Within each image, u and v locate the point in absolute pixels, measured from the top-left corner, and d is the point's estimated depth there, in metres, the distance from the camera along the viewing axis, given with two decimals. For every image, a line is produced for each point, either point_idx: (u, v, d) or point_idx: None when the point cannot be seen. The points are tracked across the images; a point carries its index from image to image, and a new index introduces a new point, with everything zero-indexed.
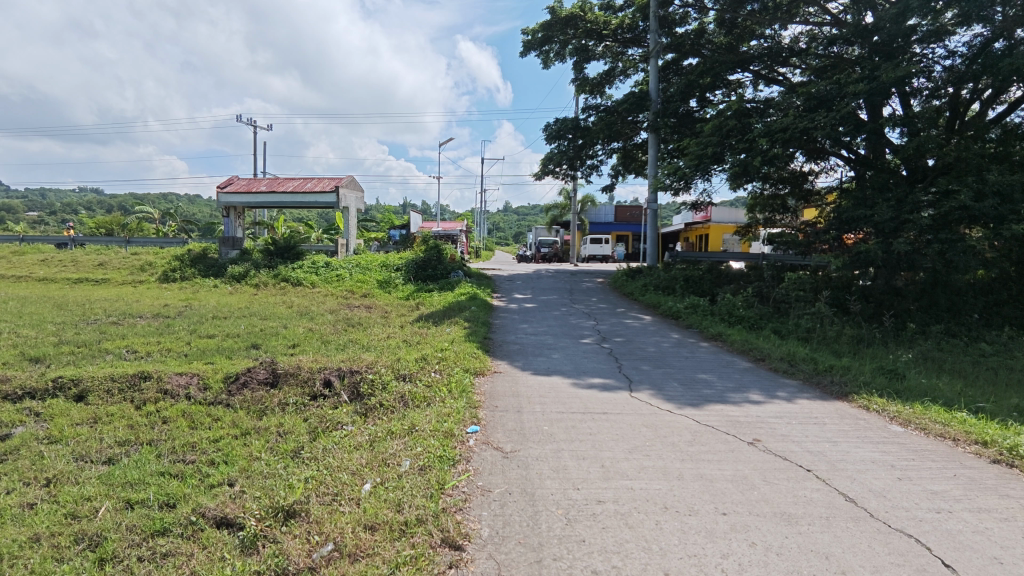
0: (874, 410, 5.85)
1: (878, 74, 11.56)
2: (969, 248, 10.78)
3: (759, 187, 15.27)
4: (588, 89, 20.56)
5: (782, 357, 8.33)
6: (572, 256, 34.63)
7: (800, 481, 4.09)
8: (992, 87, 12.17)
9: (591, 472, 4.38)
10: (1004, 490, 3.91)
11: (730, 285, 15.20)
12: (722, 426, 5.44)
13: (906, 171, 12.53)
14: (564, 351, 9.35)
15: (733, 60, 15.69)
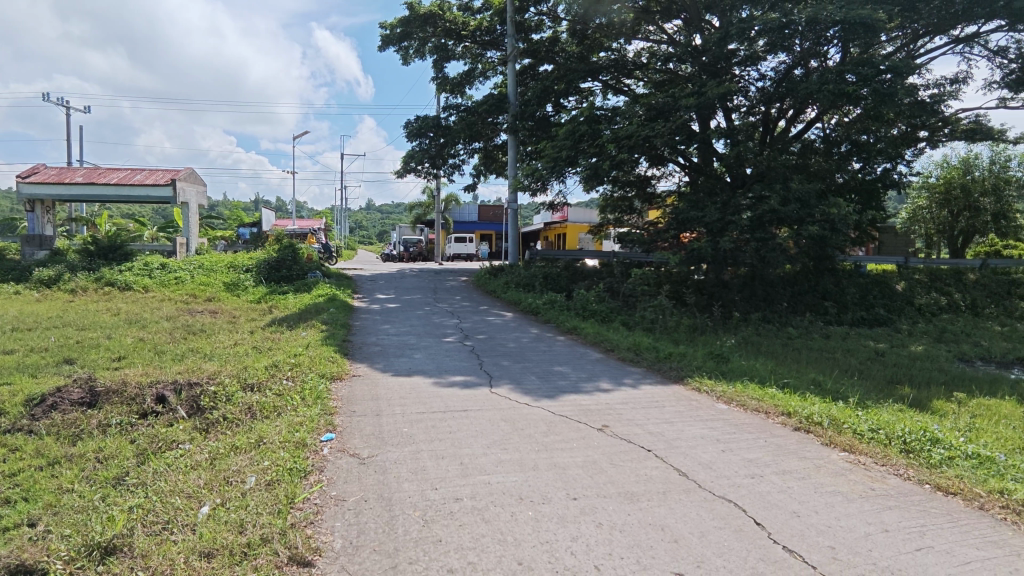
0: (703, 391, 6.54)
1: (706, 90, 12.89)
2: (779, 246, 12.45)
3: (609, 189, 16.37)
4: (448, 89, 20.58)
5: (629, 347, 9.01)
6: (437, 255, 34.48)
7: (642, 461, 4.44)
8: (794, 107, 14.16)
9: (450, 471, 4.38)
10: (802, 452, 4.57)
11: (584, 282, 16.12)
12: (575, 415, 5.74)
13: (729, 178, 14.17)
14: (426, 351, 9.27)
15: (583, 69, 16.57)
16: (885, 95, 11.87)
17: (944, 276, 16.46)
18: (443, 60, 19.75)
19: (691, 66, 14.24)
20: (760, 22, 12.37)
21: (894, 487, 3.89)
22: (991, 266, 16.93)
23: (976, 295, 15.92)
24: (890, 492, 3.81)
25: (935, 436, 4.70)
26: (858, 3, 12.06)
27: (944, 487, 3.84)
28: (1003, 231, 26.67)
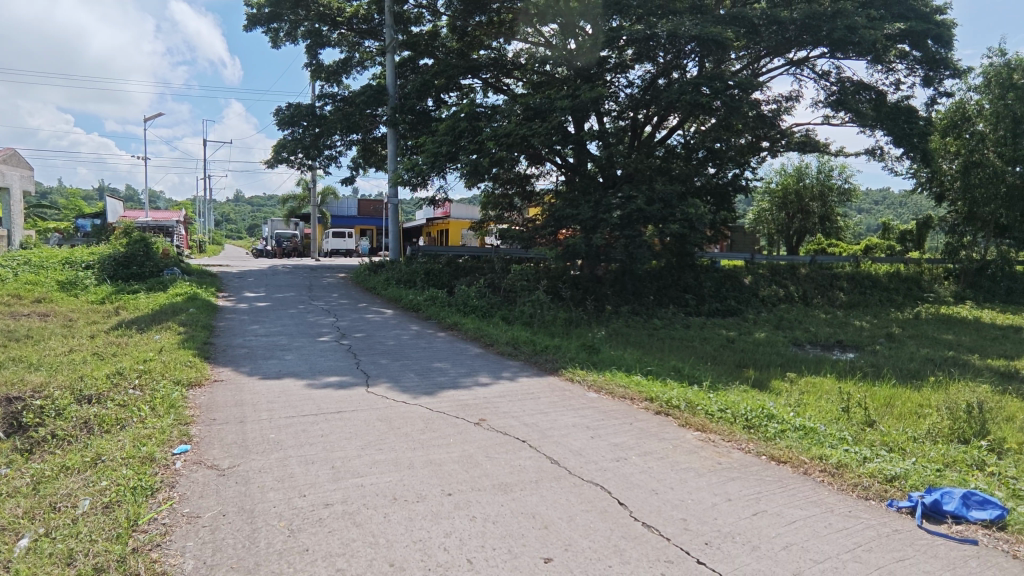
0: (576, 381, 6.86)
1: (579, 94, 13.46)
2: (645, 242, 13.34)
3: (490, 186, 16.58)
4: (323, 76, 19.61)
5: (508, 341, 9.19)
6: (314, 251, 32.80)
7: (516, 452, 4.55)
8: (658, 115, 15.22)
9: (320, 476, 4.18)
10: (661, 434, 4.94)
11: (466, 277, 16.19)
12: (452, 410, 5.74)
13: (602, 178, 14.92)
14: (298, 351, 8.78)
15: (463, 66, 16.57)
16: (733, 107, 13.14)
17: (782, 270, 18.58)
18: (316, 47, 18.57)
19: (565, 70, 14.79)
20: (628, 32, 13.15)
21: (736, 460, 4.33)
22: (818, 262, 19.41)
23: (807, 287, 18.18)
24: (733, 465, 4.24)
25: (771, 413, 5.30)
26: (711, 22, 13.23)
27: (777, 456, 4.34)
28: (827, 231, 30.80)
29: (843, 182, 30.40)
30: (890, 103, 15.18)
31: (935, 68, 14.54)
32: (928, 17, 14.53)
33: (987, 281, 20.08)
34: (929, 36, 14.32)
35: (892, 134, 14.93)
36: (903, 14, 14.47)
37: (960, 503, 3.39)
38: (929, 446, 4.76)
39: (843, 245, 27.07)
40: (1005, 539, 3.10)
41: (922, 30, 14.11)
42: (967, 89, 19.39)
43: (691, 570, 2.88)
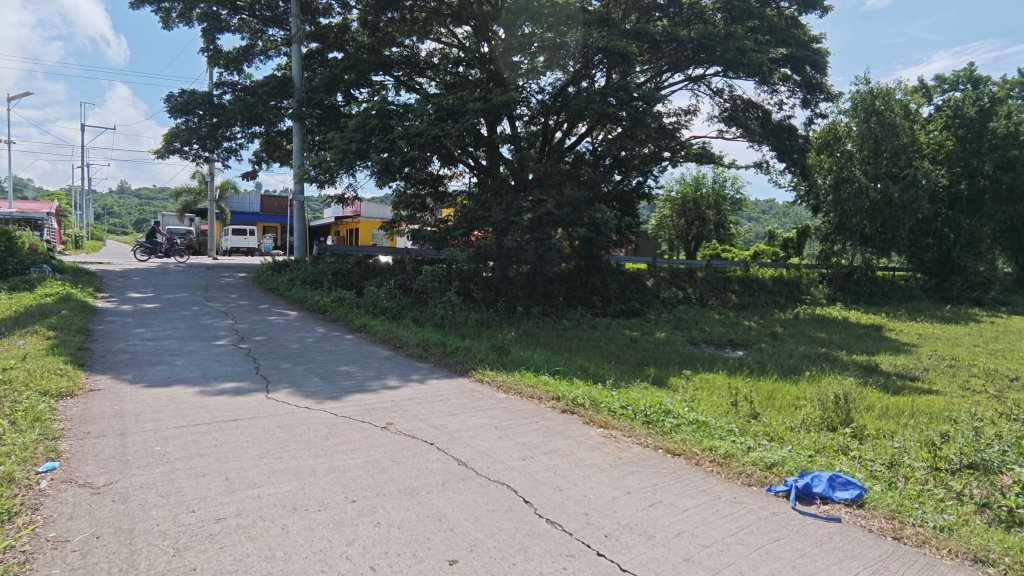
0: (485, 382, 6.90)
1: (491, 97, 13.58)
2: (554, 245, 13.68)
3: (402, 185, 16.32)
4: (221, 63, 18.40)
5: (418, 343, 9.08)
6: (211, 249, 30.74)
7: (423, 455, 4.50)
8: (568, 122, 15.67)
9: (212, 489, 3.92)
10: (567, 432, 5.09)
11: (376, 278, 15.80)
12: (358, 415, 5.59)
13: (514, 181, 15.13)
14: (190, 356, 8.18)
15: (374, 62, 16.18)
16: (637, 118, 13.79)
17: (682, 274, 19.69)
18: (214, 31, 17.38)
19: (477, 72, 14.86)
20: (539, 39, 13.47)
21: (636, 455, 4.55)
22: (713, 266, 20.78)
23: (703, 289, 19.39)
24: (633, 459, 4.44)
25: (668, 408, 5.62)
26: (617, 36, 13.80)
27: (672, 449, 4.60)
28: (721, 238, 33.06)
29: (735, 192, 32.81)
30: (775, 121, 16.55)
31: (812, 91, 16.05)
32: (807, 45, 15.99)
33: (855, 284, 22.18)
34: (807, 62, 15.76)
35: (777, 150, 16.34)
36: (785, 40, 15.84)
37: (827, 485, 3.76)
38: (803, 434, 5.24)
39: (735, 250, 29.19)
40: (863, 515, 3.46)
41: (801, 56, 15.54)
42: (839, 112, 21.60)
43: (592, 563, 2.99)
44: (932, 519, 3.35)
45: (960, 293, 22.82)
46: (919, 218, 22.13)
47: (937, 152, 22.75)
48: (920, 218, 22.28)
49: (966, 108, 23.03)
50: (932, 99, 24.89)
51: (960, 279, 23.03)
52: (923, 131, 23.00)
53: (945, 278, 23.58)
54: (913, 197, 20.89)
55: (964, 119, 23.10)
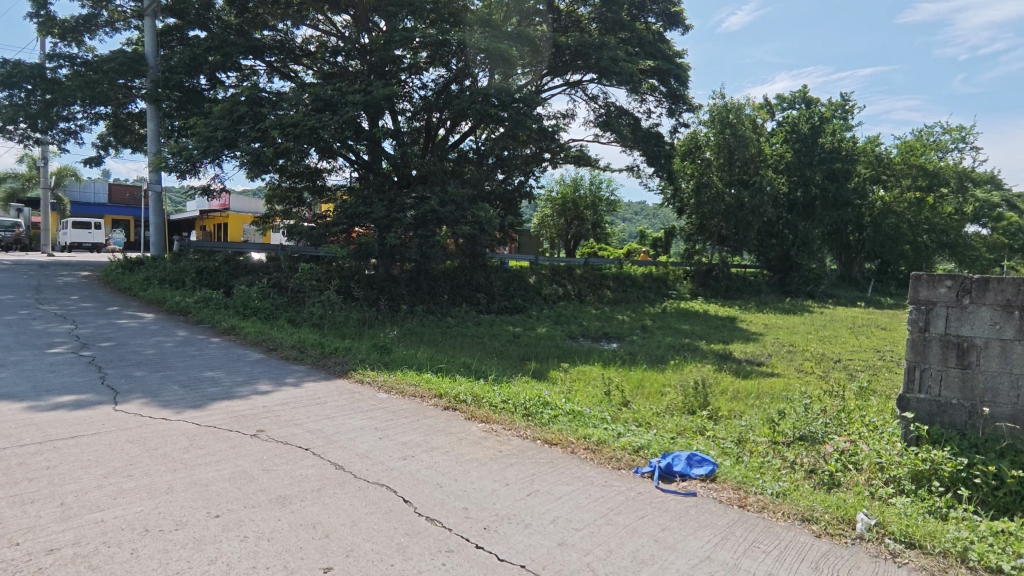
0: (366, 383, 6.71)
1: (372, 90, 13.20)
2: (438, 243, 13.64)
3: (275, 178, 15.37)
4: (56, 32, 16.12)
5: (293, 344, 8.61)
6: (46, 244, 26.90)
7: (297, 462, 4.29)
8: (451, 120, 15.65)
9: (43, 517, 3.44)
10: (449, 428, 5.10)
11: (247, 277, 14.74)
12: (224, 423, 5.19)
13: (396, 177, 14.85)
14: (17, 367, 7.10)
15: (242, 44, 14.99)
16: (519, 120, 14.10)
17: (562, 271, 20.43)
18: None
19: (357, 63, 14.34)
20: (420, 34, 13.33)
21: (515, 447, 4.67)
22: (590, 263, 21.78)
23: (581, 286, 20.29)
24: (512, 451, 4.57)
25: (546, 400, 5.84)
26: (498, 38, 14.02)
27: (549, 439, 4.79)
28: (598, 237, 34.83)
29: (610, 194, 34.70)
30: (644, 128, 17.68)
31: (677, 102, 17.35)
32: (672, 59, 17.16)
33: (713, 280, 24.19)
34: (671, 75, 17.02)
35: (646, 155, 17.63)
36: (653, 53, 16.85)
37: (685, 463, 4.12)
38: (666, 419, 5.70)
39: (611, 249, 30.89)
40: (715, 488, 3.83)
41: (666, 69, 16.77)
42: (699, 123, 23.68)
43: (471, 556, 3.02)
44: (769, 486, 3.78)
45: (798, 287, 26.21)
46: (765, 221, 24.80)
47: (778, 163, 26.17)
48: (766, 221, 24.99)
49: (801, 126, 26.10)
50: (775, 115, 27.97)
51: (797, 275, 26.34)
52: (767, 143, 25.81)
53: (785, 274, 26.63)
54: (760, 201, 23.24)
55: (799, 134, 26.20)
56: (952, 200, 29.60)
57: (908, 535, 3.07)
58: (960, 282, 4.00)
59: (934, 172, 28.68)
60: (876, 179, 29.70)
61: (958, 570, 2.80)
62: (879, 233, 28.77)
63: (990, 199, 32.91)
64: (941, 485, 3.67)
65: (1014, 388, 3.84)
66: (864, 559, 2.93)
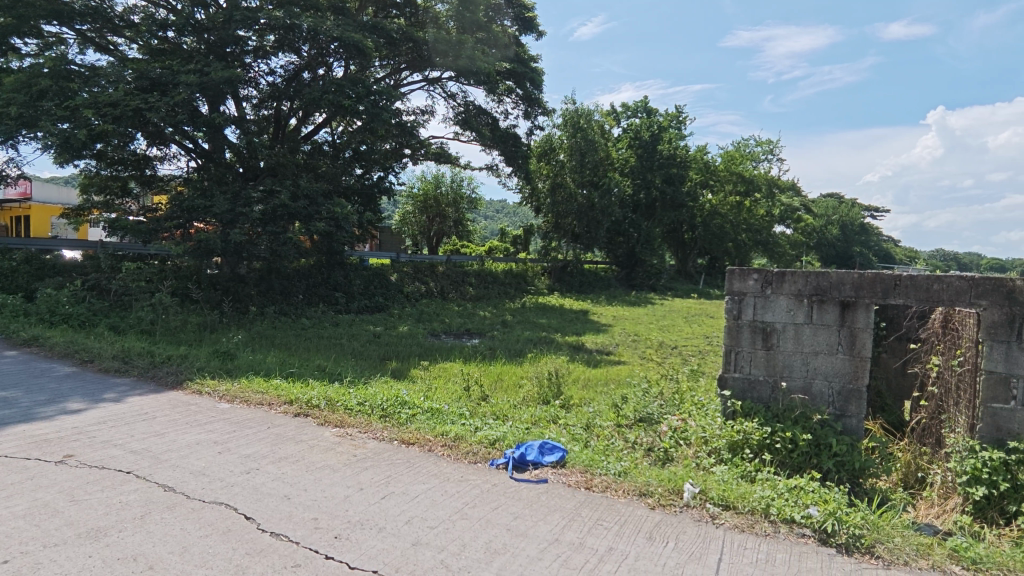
0: (204, 393, 6.09)
1: (210, 71, 11.99)
2: (289, 240, 12.80)
3: (92, 165, 13.39)
4: None
5: (115, 355, 7.57)
6: None
7: (117, 487, 3.78)
8: (303, 110, 14.75)
9: None
10: (299, 436, 4.81)
11: (56, 278, 12.69)
12: (20, 450, 4.41)
13: (240, 169, 13.66)
14: None
15: (43, 6, 12.76)
16: (375, 114, 13.68)
17: (424, 268, 20.22)
18: None
19: (191, 40, 12.91)
20: (265, 16, 12.40)
21: (371, 449, 4.55)
22: (452, 261, 21.82)
23: (443, 283, 20.23)
24: (368, 455, 4.43)
25: (404, 399, 5.75)
26: (352, 27, 13.50)
27: (406, 439, 4.72)
28: (460, 235, 35.01)
29: (471, 192, 35.14)
30: (502, 128, 18.06)
31: (531, 105, 17.96)
32: (527, 63, 17.80)
33: (568, 276, 25.45)
34: (527, 78, 17.58)
35: (504, 154, 18.07)
36: (509, 55, 17.46)
37: (538, 452, 4.31)
38: (522, 410, 5.91)
39: (472, 246, 31.28)
40: (564, 473, 4.04)
41: (521, 73, 17.37)
42: (553, 126, 24.86)
43: (319, 568, 2.88)
44: (612, 466, 4.07)
45: (642, 281, 28.55)
46: (613, 220, 26.69)
47: (624, 166, 28.29)
48: (614, 220, 26.90)
49: (643, 133, 28.36)
50: (620, 122, 30.14)
51: (642, 270, 28.44)
52: (614, 148, 27.81)
53: (631, 270, 28.85)
54: (608, 202, 25.12)
55: (641, 141, 28.54)
56: (765, 203, 34.02)
57: (724, 498, 3.47)
58: (764, 275, 4.60)
59: (750, 179, 32.83)
60: (705, 184, 33.26)
61: (762, 524, 3.23)
62: (707, 232, 32.26)
63: (792, 204, 38.44)
64: (752, 451, 4.22)
65: (805, 365, 4.46)
66: (690, 524, 3.27)
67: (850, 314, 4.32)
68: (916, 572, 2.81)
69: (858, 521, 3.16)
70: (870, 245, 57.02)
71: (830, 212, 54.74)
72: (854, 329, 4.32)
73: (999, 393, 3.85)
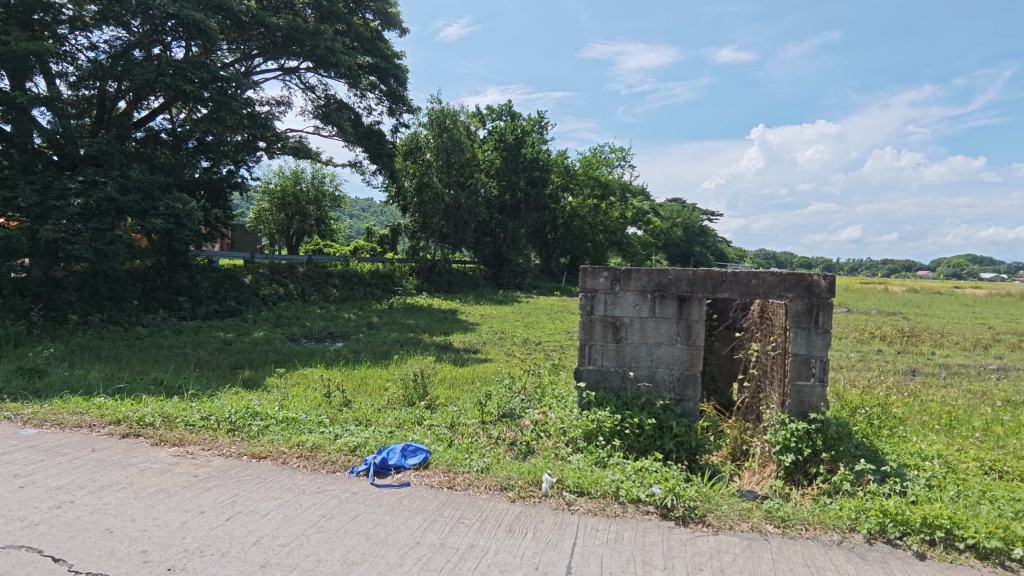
0: (3, 419, 5.16)
1: (11, 41, 10.24)
2: (117, 238, 11.30)
3: None
4: None
5: None
6: None
7: None
8: (135, 92, 13.12)
9: None
10: (128, 460, 4.25)
11: None
12: None
13: (54, 157, 11.82)
14: None
15: None
16: (222, 102, 12.56)
17: (282, 269, 18.94)
18: None
19: None
20: None
21: (215, 468, 4.15)
22: (313, 261, 20.72)
23: (304, 285, 19.05)
24: (211, 474, 4.03)
25: (255, 411, 5.32)
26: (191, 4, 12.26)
27: (257, 453, 4.38)
28: (322, 233, 33.41)
29: (334, 189, 33.72)
30: (365, 124, 17.46)
31: (396, 102, 17.55)
32: (391, 59, 17.37)
33: (436, 276, 25.35)
34: (391, 75, 17.13)
35: (368, 151, 17.49)
36: (371, 50, 16.90)
37: (400, 455, 4.22)
38: (386, 413, 5.77)
39: (336, 245, 29.99)
40: (427, 474, 4.00)
41: (384, 69, 16.77)
42: (419, 124, 24.61)
43: None
44: (475, 463, 4.11)
45: (508, 280, 29.24)
46: (480, 220, 27.07)
47: (490, 168, 28.86)
48: (480, 220, 27.30)
49: (506, 136, 29.08)
50: (485, 124, 30.65)
51: (508, 269, 29.18)
52: (480, 150, 28.22)
53: (498, 269, 29.47)
54: (474, 202, 25.47)
55: (506, 144, 29.21)
56: (620, 206, 36.50)
57: (579, 485, 3.66)
58: (613, 272, 4.91)
59: (606, 184, 35.06)
60: (566, 187, 34.96)
61: (612, 506, 3.45)
62: (569, 233, 33.96)
63: (643, 207, 41.67)
64: (604, 439, 4.48)
65: (649, 355, 4.84)
66: (548, 513, 3.40)
67: (686, 307, 4.76)
68: (738, 534, 3.18)
69: (693, 494, 3.49)
70: (708, 245, 63.51)
71: (675, 216, 60.00)
72: (690, 321, 4.76)
73: (802, 372, 4.48)
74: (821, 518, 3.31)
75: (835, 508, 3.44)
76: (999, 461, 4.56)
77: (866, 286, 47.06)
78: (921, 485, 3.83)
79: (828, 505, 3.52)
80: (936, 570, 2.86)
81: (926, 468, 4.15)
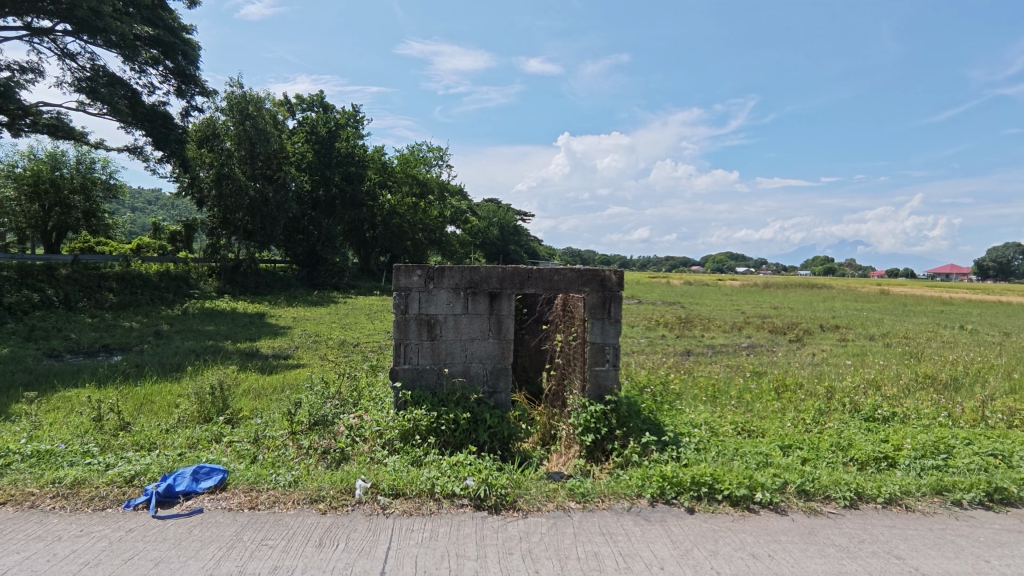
0: None
1: None
2: None
3: None
4: None
5: None
6: None
7: None
8: None
9: None
10: None
11: None
12: None
13: None
14: None
15: None
16: None
17: (34, 271, 15.63)
18: None
19: None
20: None
21: None
22: (81, 262, 17.45)
23: (69, 289, 15.90)
24: None
25: None
26: None
27: None
28: (92, 228, 28.47)
29: (107, 177, 28.95)
30: (145, 104, 15.15)
31: (185, 82, 15.59)
32: (177, 32, 15.29)
33: (241, 276, 23.08)
34: (178, 50, 15.11)
35: (151, 135, 15.24)
36: (152, 19, 14.70)
37: (190, 480, 3.75)
38: (176, 433, 5.07)
39: (111, 243, 25.68)
40: (223, 497, 3.60)
41: (170, 42, 14.72)
42: (216, 109, 22.18)
43: None
44: (281, 478, 3.81)
45: (324, 280, 27.68)
46: (291, 216, 25.31)
47: (300, 161, 27.20)
48: (291, 216, 25.55)
49: (318, 128, 27.91)
50: (294, 114, 28.76)
51: (323, 269, 27.69)
52: (288, 141, 26.45)
53: (312, 268, 27.83)
54: (283, 197, 23.75)
55: (317, 136, 27.99)
56: (439, 205, 36.69)
57: (394, 487, 3.60)
58: (426, 271, 4.89)
59: (424, 182, 35.14)
60: (384, 184, 34.32)
61: (427, 504, 3.46)
62: (388, 231, 33.37)
63: (462, 207, 42.51)
64: (420, 436, 4.47)
65: (463, 350, 4.95)
66: (361, 521, 3.28)
67: (496, 304, 4.95)
68: (545, 514, 3.40)
69: (504, 482, 3.65)
70: (522, 244, 67.09)
71: (492, 215, 62.49)
72: (500, 316, 4.97)
73: (598, 358, 4.95)
74: (614, 489, 3.69)
75: (626, 478, 3.85)
76: (746, 423, 5.52)
77: (655, 280, 53.26)
78: (691, 449, 4.48)
79: (620, 477, 3.93)
80: (703, 521, 3.36)
81: (695, 434, 4.87)
